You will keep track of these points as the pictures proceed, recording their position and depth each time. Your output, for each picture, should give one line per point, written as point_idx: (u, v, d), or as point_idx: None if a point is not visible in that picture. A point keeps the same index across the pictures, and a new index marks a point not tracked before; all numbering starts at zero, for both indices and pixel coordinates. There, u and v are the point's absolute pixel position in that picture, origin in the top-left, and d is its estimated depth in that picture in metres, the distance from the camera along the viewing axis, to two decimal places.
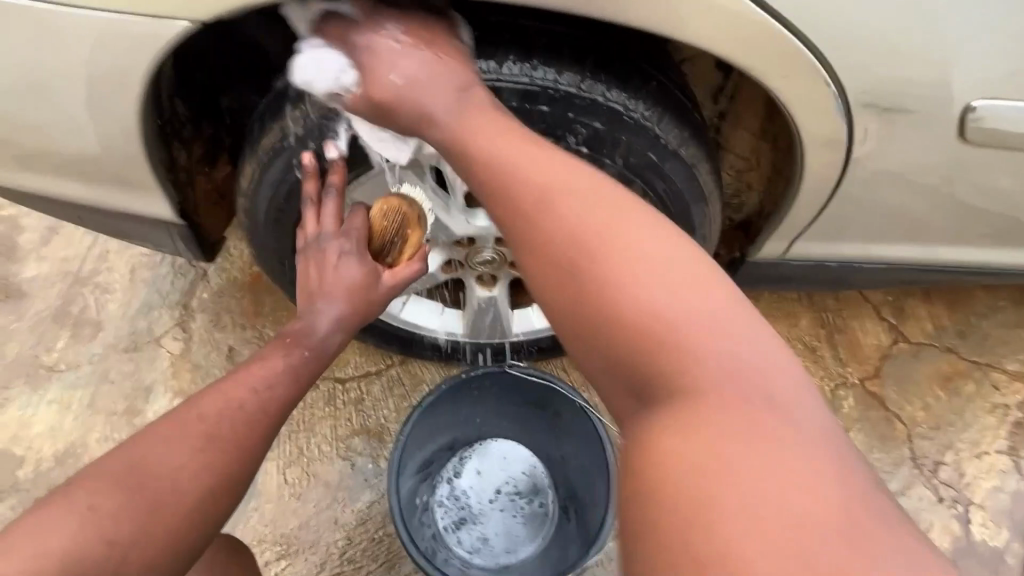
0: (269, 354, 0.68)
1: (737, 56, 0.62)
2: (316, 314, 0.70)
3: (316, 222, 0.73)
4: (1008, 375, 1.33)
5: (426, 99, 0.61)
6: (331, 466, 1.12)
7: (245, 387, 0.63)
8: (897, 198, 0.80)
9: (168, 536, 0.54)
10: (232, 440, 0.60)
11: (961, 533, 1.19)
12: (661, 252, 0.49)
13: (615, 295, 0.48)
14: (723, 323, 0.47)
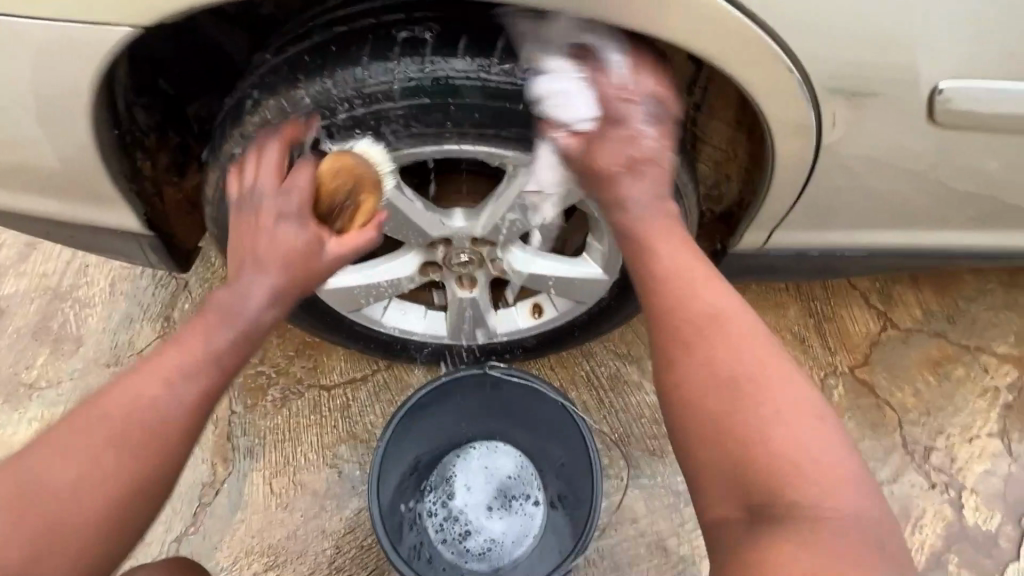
0: (184, 335, 0.58)
1: (701, 48, 0.61)
2: (238, 287, 0.60)
3: (256, 172, 0.65)
4: (997, 358, 1.32)
5: (624, 167, 0.64)
6: (318, 475, 1.11)
7: (153, 381, 0.55)
8: (873, 184, 0.79)
9: (73, 549, 0.51)
10: (139, 447, 0.54)
11: (954, 518, 1.18)
12: (783, 381, 0.54)
13: (699, 346, 0.56)
14: (785, 390, 0.53)
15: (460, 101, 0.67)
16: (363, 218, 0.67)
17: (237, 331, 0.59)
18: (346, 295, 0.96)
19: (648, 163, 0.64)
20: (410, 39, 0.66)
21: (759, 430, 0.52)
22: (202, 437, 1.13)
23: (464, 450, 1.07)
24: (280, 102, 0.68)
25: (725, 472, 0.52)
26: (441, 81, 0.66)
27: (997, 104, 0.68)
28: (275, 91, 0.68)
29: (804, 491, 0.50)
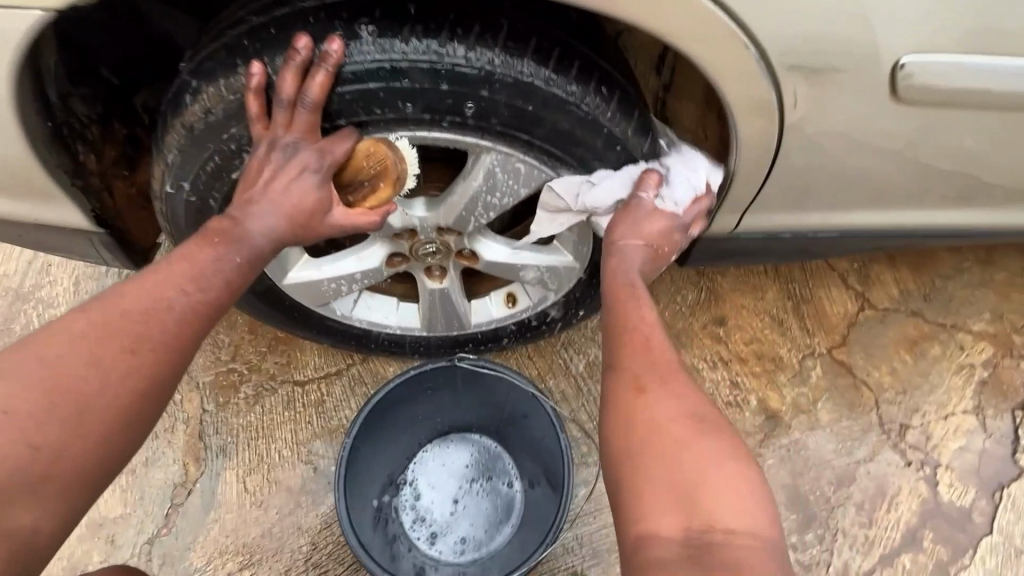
0: (191, 253, 0.65)
1: (651, 23, 0.59)
2: (249, 216, 0.68)
3: (286, 124, 0.65)
4: (973, 335, 1.33)
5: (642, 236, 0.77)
6: (293, 471, 1.10)
7: (172, 287, 0.62)
8: (841, 162, 0.78)
9: (102, 432, 0.54)
10: (164, 342, 0.59)
11: (929, 495, 1.20)
12: (725, 431, 0.57)
13: (660, 381, 0.61)
14: (727, 434, 0.57)
15: (407, 83, 0.64)
16: (373, 196, 0.74)
17: (242, 256, 0.68)
18: (312, 289, 0.94)
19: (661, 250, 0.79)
20: (354, 20, 0.63)
21: (705, 456, 0.54)
22: (173, 437, 1.11)
23: (425, 452, 1.08)
24: (219, 88, 0.65)
25: (656, 478, 0.53)
26: (385, 63, 0.63)
27: (960, 78, 0.66)
28: (214, 78, 0.65)
29: (723, 518, 0.50)
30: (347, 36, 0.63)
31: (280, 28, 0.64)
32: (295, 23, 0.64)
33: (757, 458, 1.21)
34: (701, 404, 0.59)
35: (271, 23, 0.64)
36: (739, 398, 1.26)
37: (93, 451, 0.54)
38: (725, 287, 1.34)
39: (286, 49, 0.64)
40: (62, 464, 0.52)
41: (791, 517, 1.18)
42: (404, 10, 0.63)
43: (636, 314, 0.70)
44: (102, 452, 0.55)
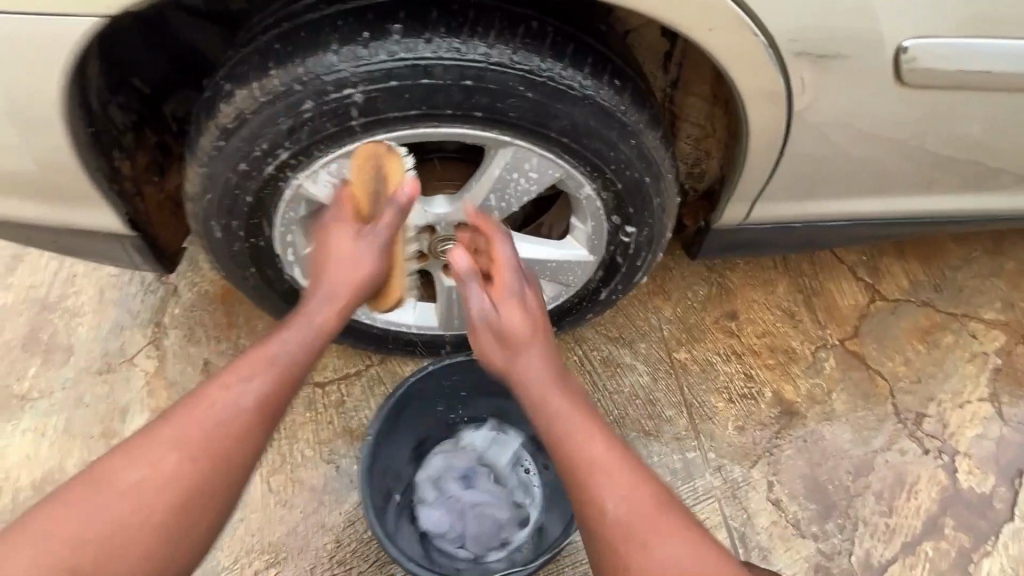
0: (259, 349, 0.68)
1: (662, 15, 0.62)
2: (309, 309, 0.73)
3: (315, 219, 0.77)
4: (985, 324, 1.34)
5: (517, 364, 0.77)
6: (316, 471, 1.11)
7: (241, 383, 0.65)
8: (846, 149, 0.80)
9: (188, 524, 0.61)
10: (236, 436, 0.63)
11: (948, 484, 1.20)
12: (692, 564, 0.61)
13: (622, 510, 0.65)
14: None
15: (430, 81, 0.67)
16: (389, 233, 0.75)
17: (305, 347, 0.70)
18: None
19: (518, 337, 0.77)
20: (379, 22, 0.66)
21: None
22: None
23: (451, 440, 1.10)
24: (251, 90, 0.67)
25: None
26: (409, 62, 0.66)
27: (960, 61, 0.68)
28: (246, 82, 0.68)
29: None
30: (373, 35, 0.66)
31: (307, 31, 0.67)
32: (323, 27, 0.67)
33: (775, 449, 1.22)
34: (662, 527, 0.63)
35: (299, 26, 0.67)
36: (753, 390, 1.26)
37: (182, 540, 0.60)
38: (735, 282, 1.36)
39: (314, 50, 0.66)
40: (153, 554, 0.58)
41: (810, 507, 1.18)
42: (426, 11, 0.66)
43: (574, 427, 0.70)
44: (158, 555, 0.59)
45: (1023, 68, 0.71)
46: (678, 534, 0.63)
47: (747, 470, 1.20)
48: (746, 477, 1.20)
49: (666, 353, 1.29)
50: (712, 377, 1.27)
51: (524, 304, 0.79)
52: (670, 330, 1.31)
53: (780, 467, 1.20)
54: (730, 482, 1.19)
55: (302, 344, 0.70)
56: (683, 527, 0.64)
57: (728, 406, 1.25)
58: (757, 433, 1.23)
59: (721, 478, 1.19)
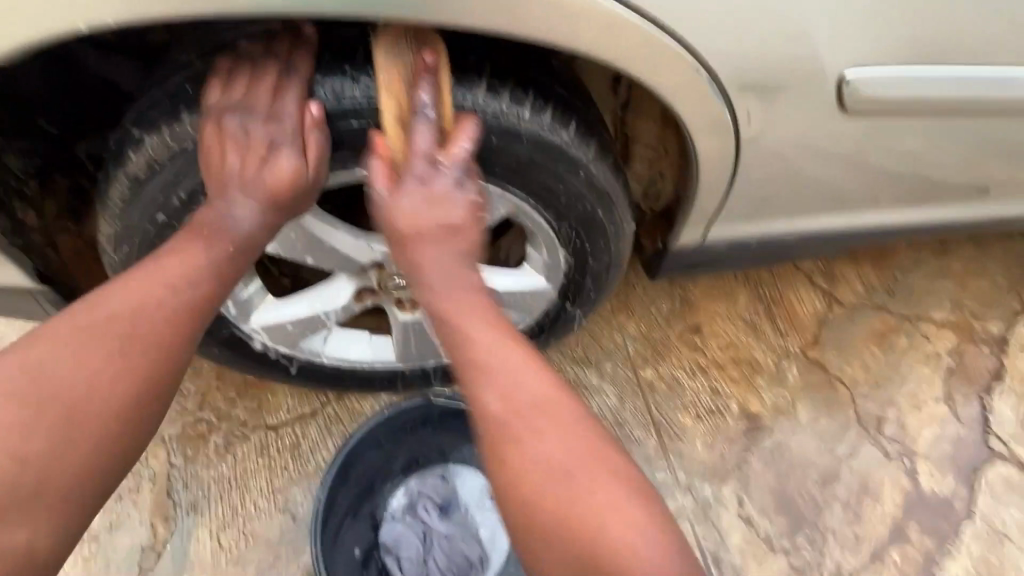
0: (182, 246, 0.64)
1: (601, 52, 0.59)
2: (228, 203, 0.65)
3: (243, 96, 0.64)
4: (936, 325, 1.37)
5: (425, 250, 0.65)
6: (270, 522, 1.05)
7: (162, 284, 0.61)
8: (795, 169, 0.80)
9: (89, 448, 0.55)
10: (155, 342, 0.59)
11: (910, 486, 1.22)
12: (565, 446, 0.57)
13: (508, 391, 0.59)
14: (576, 456, 0.57)
15: (360, 122, 0.64)
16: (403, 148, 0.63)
17: (234, 245, 0.66)
18: (278, 331, 0.91)
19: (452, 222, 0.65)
20: (303, 61, 0.63)
21: (557, 485, 0.56)
22: (140, 497, 1.06)
23: (417, 475, 1.04)
24: (163, 136, 0.63)
25: (518, 490, 0.57)
26: (336, 104, 0.63)
27: (900, 88, 0.69)
28: (156, 127, 0.63)
29: (585, 517, 0.54)
30: (296, 76, 0.62)
31: (228, 77, 0.64)
32: (246, 70, 0.64)
33: (743, 464, 1.21)
34: (545, 417, 0.58)
35: (218, 71, 0.64)
36: (720, 405, 1.26)
37: (117, 435, 0.56)
38: (698, 295, 1.35)
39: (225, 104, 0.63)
40: (84, 448, 0.55)
41: (780, 521, 1.18)
42: (353, 49, 0.63)
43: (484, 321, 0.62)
44: (97, 443, 0.55)
45: (957, 91, 0.72)
46: (563, 418, 0.58)
47: (716, 487, 1.19)
48: (716, 495, 1.19)
49: (633, 372, 1.27)
50: (679, 394, 1.26)
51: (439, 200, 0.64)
52: (635, 348, 1.29)
53: (749, 483, 1.20)
54: (702, 502, 1.18)
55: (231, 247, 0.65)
56: (591, 443, 0.58)
57: (696, 423, 1.24)
58: (726, 449, 1.22)
59: (692, 498, 1.18)
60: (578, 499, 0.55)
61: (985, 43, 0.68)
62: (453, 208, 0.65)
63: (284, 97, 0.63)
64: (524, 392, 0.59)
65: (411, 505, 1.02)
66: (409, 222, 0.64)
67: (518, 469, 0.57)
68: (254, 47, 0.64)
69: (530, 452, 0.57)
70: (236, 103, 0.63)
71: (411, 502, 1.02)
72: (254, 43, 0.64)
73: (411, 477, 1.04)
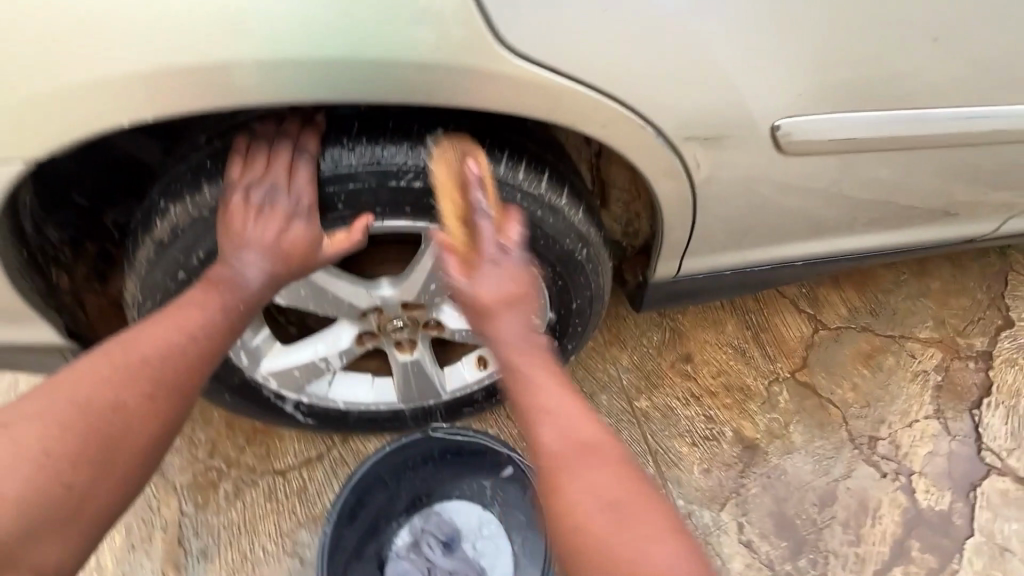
0: (199, 300, 0.70)
1: (558, 116, 0.68)
2: (243, 261, 0.72)
3: (261, 172, 0.70)
4: (921, 343, 1.42)
5: (501, 327, 0.63)
6: (279, 566, 1.08)
7: (185, 334, 0.68)
8: (753, 204, 0.88)
9: (115, 477, 0.60)
10: (178, 386, 0.66)
11: (908, 504, 1.23)
12: (616, 491, 0.57)
13: (559, 436, 0.59)
14: (626, 507, 0.56)
15: (356, 185, 0.72)
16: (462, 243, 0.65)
17: (243, 302, 0.73)
18: (285, 376, 0.97)
19: (503, 294, 0.62)
20: (306, 134, 0.70)
21: (607, 529, 0.55)
22: (152, 546, 1.09)
23: (420, 512, 1.08)
24: (186, 205, 0.71)
25: (569, 531, 0.56)
26: (335, 170, 0.71)
27: (827, 130, 0.79)
28: (179, 197, 0.71)
29: (641, 565, 0.53)
30: (304, 151, 0.70)
31: (246, 156, 0.71)
32: (260, 147, 0.71)
33: (741, 489, 1.23)
34: (603, 464, 0.58)
35: (236, 150, 0.71)
36: (714, 431, 1.29)
37: (144, 462, 0.63)
38: (687, 324, 1.40)
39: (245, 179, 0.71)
40: (122, 475, 0.61)
41: (781, 545, 1.19)
42: (349, 123, 0.71)
43: (545, 382, 0.61)
44: (132, 471, 0.62)
45: (880, 130, 0.81)
46: (619, 471, 0.58)
47: (715, 513, 1.21)
48: (716, 521, 1.21)
49: (628, 403, 1.31)
50: (674, 422, 1.30)
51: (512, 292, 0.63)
52: (629, 379, 1.33)
53: (748, 507, 1.22)
54: (702, 528, 1.20)
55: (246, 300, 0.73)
56: (638, 497, 0.57)
57: (692, 449, 1.27)
58: (723, 474, 1.25)
59: (692, 525, 1.20)
60: (626, 546, 0.53)
61: (903, 88, 0.77)
62: (493, 285, 0.62)
63: (297, 174, 0.70)
64: (585, 439, 0.59)
65: (416, 543, 1.05)
66: (492, 304, 0.62)
67: (571, 510, 0.56)
68: (264, 126, 0.72)
69: (584, 489, 0.56)
70: (260, 180, 0.70)
71: (415, 539, 1.05)
72: (265, 123, 0.72)
73: (414, 515, 1.07)
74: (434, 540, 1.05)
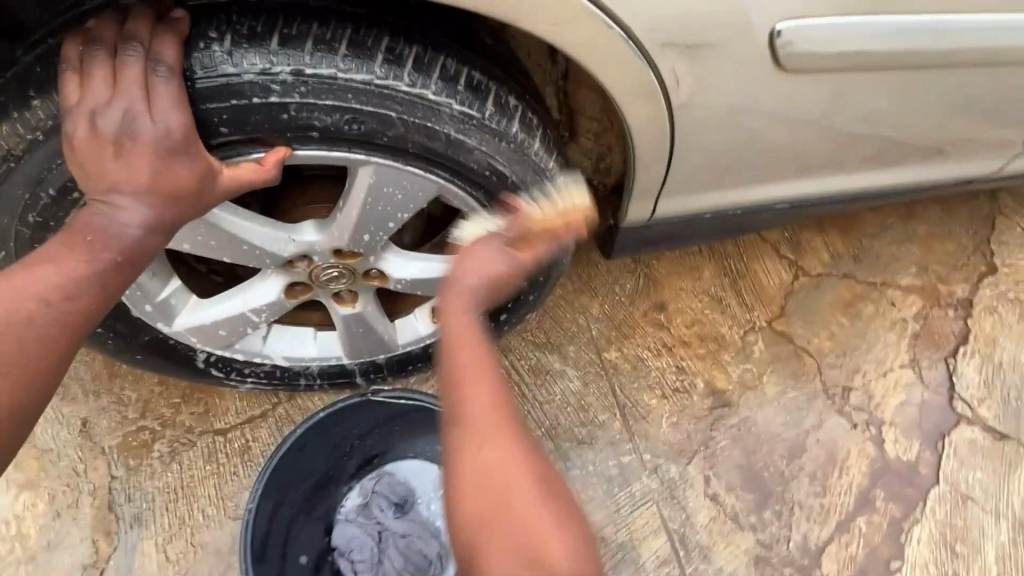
0: (56, 255, 0.57)
1: (501, 9, 0.54)
2: (111, 206, 0.58)
3: (109, 91, 0.55)
4: (902, 291, 1.35)
5: (108, 180, 0.57)
6: (220, 530, 1.02)
7: (29, 298, 0.54)
8: (737, 137, 0.75)
9: None
10: (21, 363, 0.53)
11: (877, 455, 1.21)
12: (494, 452, 0.51)
13: (463, 418, 0.52)
14: (497, 471, 0.50)
15: (243, 101, 0.58)
16: (185, 129, 0.56)
17: (120, 255, 0.59)
18: (205, 333, 0.85)
19: (171, 179, 0.58)
20: (163, 31, 0.55)
21: (494, 492, 0.49)
22: (79, 513, 1.01)
23: (366, 473, 1.01)
24: (14, 126, 0.57)
25: (455, 496, 0.50)
26: (213, 80, 0.57)
27: (830, 45, 0.66)
28: (3, 116, 0.57)
29: (529, 525, 0.47)
30: (159, 57, 0.54)
31: (80, 64, 0.55)
32: (98, 55, 0.55)
33: (711, 442, 1.20)
34: (496, 431, 0.51)
35: (68, 59, 0.55)
36: (685, 383, 1.23)
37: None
38: (662, 271, 1.31)
39: (87, 99, 0.55)
40: None
41: (747, 497, 1.17)
42: (231, 19, 0.57)
43: (467, 362, 0.54)
44: None
45: (889, 43, 0.68)
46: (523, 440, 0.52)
47: (683, 467, 1.17)
48: (683, 474, 1.17)
49: (596, 354, 1.23)
50: (644, 375, 1.23)
51: (180, 174, 0.58)
52: (599, 329, 1.25)
53: (716, 460, 1.18)
54: (668, 482, 1.16)
55: (132, 250, 0.60)
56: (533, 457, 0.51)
57: (662, 402, 1.21)
58: (692, 428, 1.20)
59: (658, 479, 1.17)
60: (516, 487, 0.49)
61: None
62: (173, 178, 0.58)
63: (159, 94, 0.55)
64: (481, 424, 0.51)
65: (365, 506, 0.98)
66: (142, 179, 0.57)
67: (466, 474, 0.50)
68: (103, 26, 0.55)
69: (479, 455, 0.50)
70: (113, 102, 0.55)
71: (364, 503, 0.98)
72: (102, 21, 0.55)
73: (363, 479, 1.00)
74: (383, 502, 0.98)
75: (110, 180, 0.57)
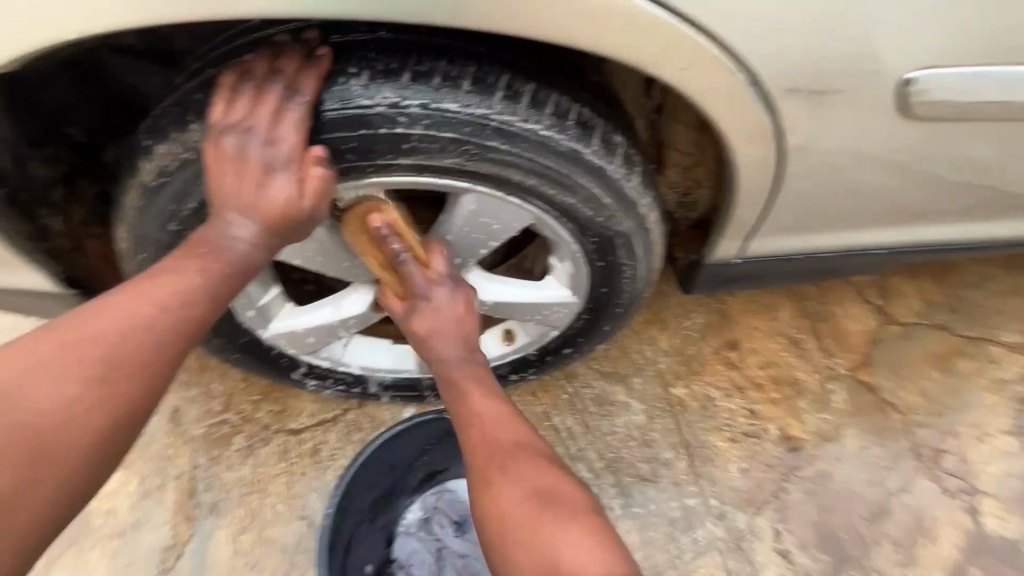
0: (174, 265, 0.63)
1: (628, 52, 0.56)
2: (230, 219, 0.64)
3: (248, 114, 0.61)
4: (1005, 349, 1.24)
5: (230, 197, 0.63)
6: (288, 528, 1.06)
7: (149, 304, 0.60)
8: (839, 183, 0.73)
9: (65, 465, 0.53)
10: (139, 369, 0.58)
11: (971, 528, 1.11)
12: (511, 483, 0.66)
13: (490, 460, 0.69)
14: (510, 491, 0.66)
15: (371, 130, 0.62)
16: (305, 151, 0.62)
17: (230, 268, 0.64)
18: (295, 339, 0.90)
19: (284, 197, 0.63)
20: (310, 65, 0.61)
21: (506, 500, 0.66)
22: (163, 497, 1.07)
23: (430, 487, 1.03)
24: (171, 145, 0.63)
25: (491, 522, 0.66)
26: (346, 111, 0.61)
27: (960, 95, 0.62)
28: (163, 135, 0.63)
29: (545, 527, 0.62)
30: (301, 89, 0.60)
31: (233, 92, 0.62)
32: (248, 86, 0.61)
33: (783, 493, 1.13)
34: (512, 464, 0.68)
35: (222, 87, 0.62)
36: (757, 428, 1.18)
37: (107, 457, 0.56)
38: (737, 308, 1.26)
39: (232, 123, 0.62)
40: (82, 468, 0.55)
41: (820, 558, 1.10)
42: (366, 55, 0.61)
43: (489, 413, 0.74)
44: (82, 470, 0.55)
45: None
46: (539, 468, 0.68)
47: (750, 518, 1.12)
48: (751, 525, 1.11)
49: (663, 389, 1.20)
50: (713, 416, 1.18)
51: (291, 196, 0.63)
52: (666, 363, 1.22)
53: (788, 513, 1.12)
54: (734, 532, 1.11)
55: (240, 266, 0.65)
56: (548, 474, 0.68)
57: (730, 446, 1.16)
58: (763, 476, 1.14)
59: (724, 527, 1.11)
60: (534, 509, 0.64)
61: None
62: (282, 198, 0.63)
63: (288, 119, 0.61)
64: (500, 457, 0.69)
65: (426, 519, 1.02)
66: (262, 199, 0.64)
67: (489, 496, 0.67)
68: (258, 59, 0.62)
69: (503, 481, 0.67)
70: (252, 125, 0.62)
71: (425, 516, 1.02)
72: (257, 55, 0.61)
73: (426, 492, 1.03)
74: (444, 521, 1.01)
75: (234, 198, 0.63)
